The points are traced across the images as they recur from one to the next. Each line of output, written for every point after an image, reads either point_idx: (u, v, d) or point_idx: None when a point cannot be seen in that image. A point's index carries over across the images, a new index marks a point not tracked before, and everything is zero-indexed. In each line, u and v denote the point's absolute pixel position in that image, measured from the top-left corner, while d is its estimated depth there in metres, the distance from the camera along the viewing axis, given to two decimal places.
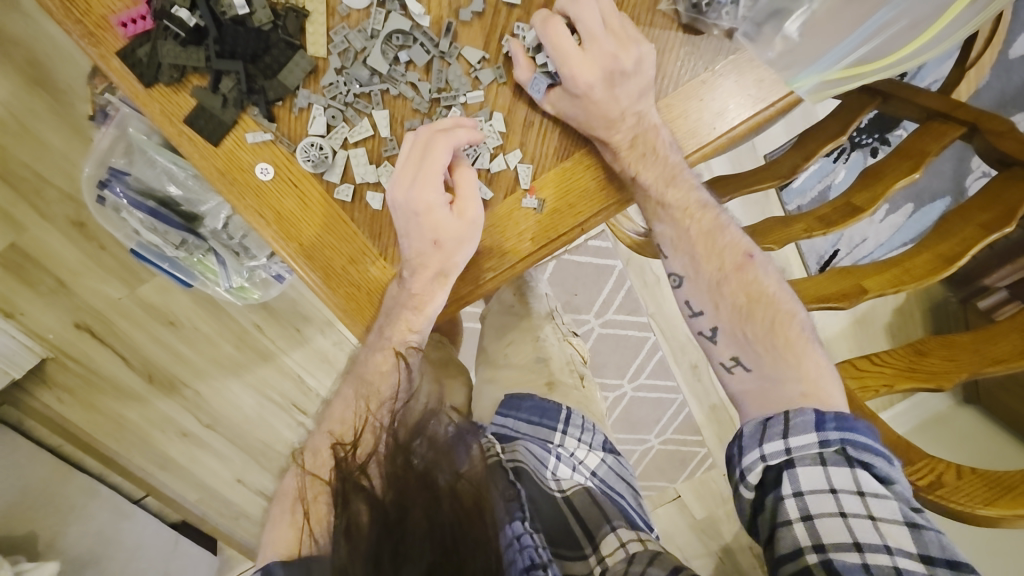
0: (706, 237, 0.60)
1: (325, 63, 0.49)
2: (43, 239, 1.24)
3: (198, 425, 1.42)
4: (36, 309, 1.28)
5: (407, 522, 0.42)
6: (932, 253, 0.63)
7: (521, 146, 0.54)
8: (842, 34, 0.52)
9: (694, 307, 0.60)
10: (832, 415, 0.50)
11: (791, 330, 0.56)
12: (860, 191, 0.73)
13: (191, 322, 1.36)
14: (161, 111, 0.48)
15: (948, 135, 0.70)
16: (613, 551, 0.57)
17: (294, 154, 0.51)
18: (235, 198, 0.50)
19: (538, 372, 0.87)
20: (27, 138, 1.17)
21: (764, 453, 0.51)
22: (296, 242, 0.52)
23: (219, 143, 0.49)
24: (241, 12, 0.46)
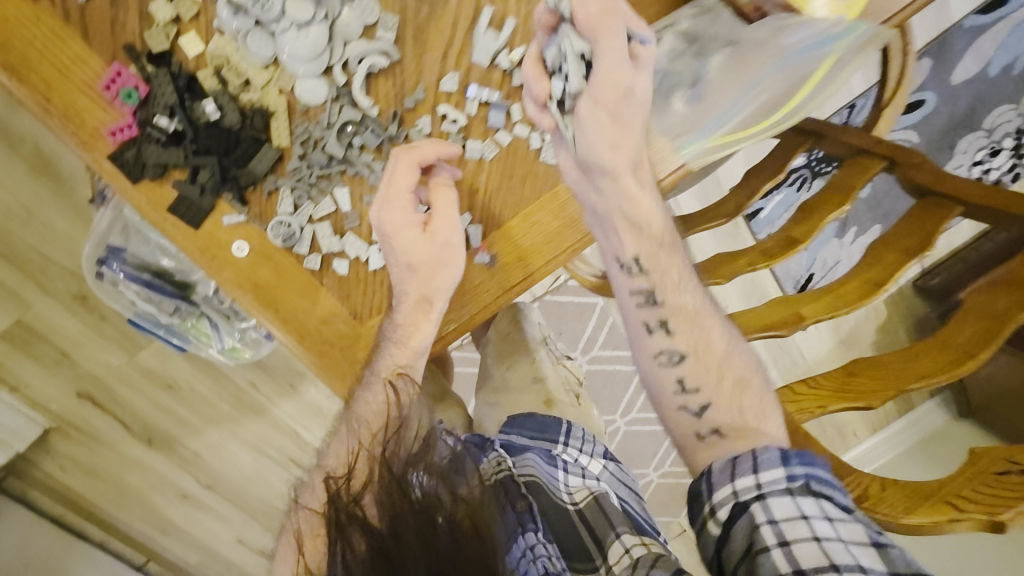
0: (692, 317, 0.59)
1: (289, 152, 0.55)
2: (46, 314, 1.30)
3: (198, 486, 1.45)
4: (40, 381, 1.34)
5: (402, 552, 0.46)
6: (862, 279, 0.69)
7: (471, 209, 0.59)
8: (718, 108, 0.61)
9: (675, 352, 0.58)
10: (794, 451, 0.52)
11: (760, 394, 0.57)
12: (797, 224, 0.79)
13: (189, 384, 1.41)
14: (147, 204, 0.53)
15: (871, 169, 0.76)
16: (619, 558, 0.61)
17: (265, 231, 0.57)
18: (215, 273, 0.56)
19: (535, 394, 0.88)
20: (31, 220, 1.24)
21: (735, 489, 0.51)
22: (272, 307, 0.58)
23: (199, 226, 0.55)
24: (213, 116, 0.53)
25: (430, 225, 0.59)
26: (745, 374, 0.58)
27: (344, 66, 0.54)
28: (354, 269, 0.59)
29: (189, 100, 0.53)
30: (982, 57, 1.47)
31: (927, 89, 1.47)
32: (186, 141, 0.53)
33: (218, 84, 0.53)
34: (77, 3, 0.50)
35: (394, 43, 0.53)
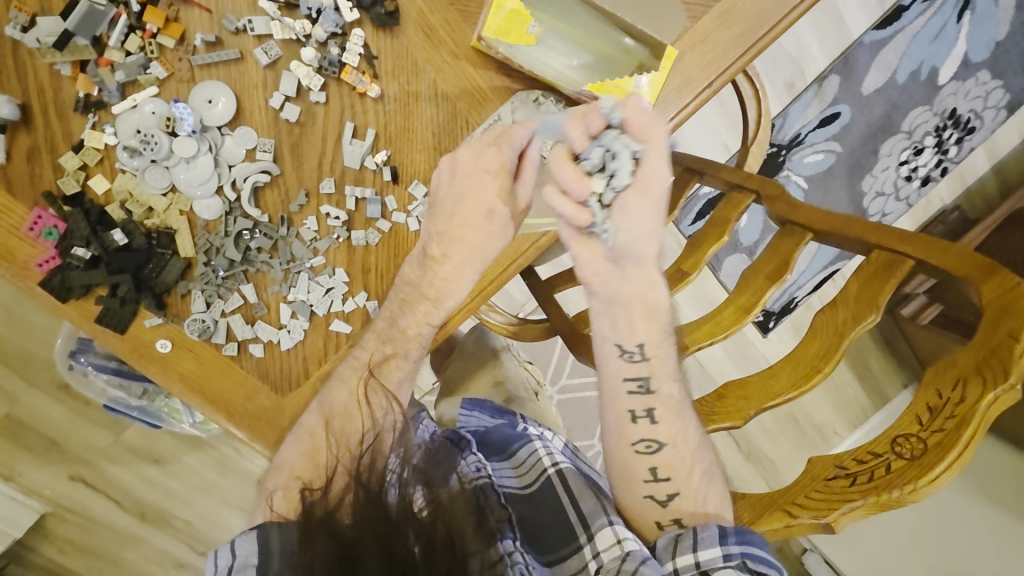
0: (674, 413, 0.64)
1: (195, 260, 0.64)
2: (34, 405, 1.39)
3: (193, 553, 1.50)
4: (33, 469, 1.41)
5: (360, 559, 0.49)
6: (734, 306, 0.76)
7: (365, 286, 0.67)
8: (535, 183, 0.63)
9: (658, 437, 0.64)
10: (734, 529, 0.59)
11: (716, 483, 0.65)
12: (687, 258, 0.87)
13: (175, 456, 1.48)
14: (77, 319, 0.62)
15: (742, 202, 0.84)
16: (611, 547, 0.64)
17: (184, 327, 0.65)
18: (145, 368, 0.64)
19: (495, 392, 1.00)
20: (14, 319, 1.34)
21: (676, 565, 0.60)
22: (199, 392, 0.65)
23: (125, 330, 0.63)
24: (122, 240, 0.63)
25: (331, 304, 0.66)
26: (696, 460, 0.64)
27: (233, 185, 0.64)
28: (268, 349, 0.67)
29: (101, 228, 0.62)
30: (887, 67, 1.56)
31: (841, 102, 1.56)
32: (103, 264, 0.62)
33: (125, 214, 0.63)
34: (1, 165, 0.60)
35: (273, 162, 0.63)
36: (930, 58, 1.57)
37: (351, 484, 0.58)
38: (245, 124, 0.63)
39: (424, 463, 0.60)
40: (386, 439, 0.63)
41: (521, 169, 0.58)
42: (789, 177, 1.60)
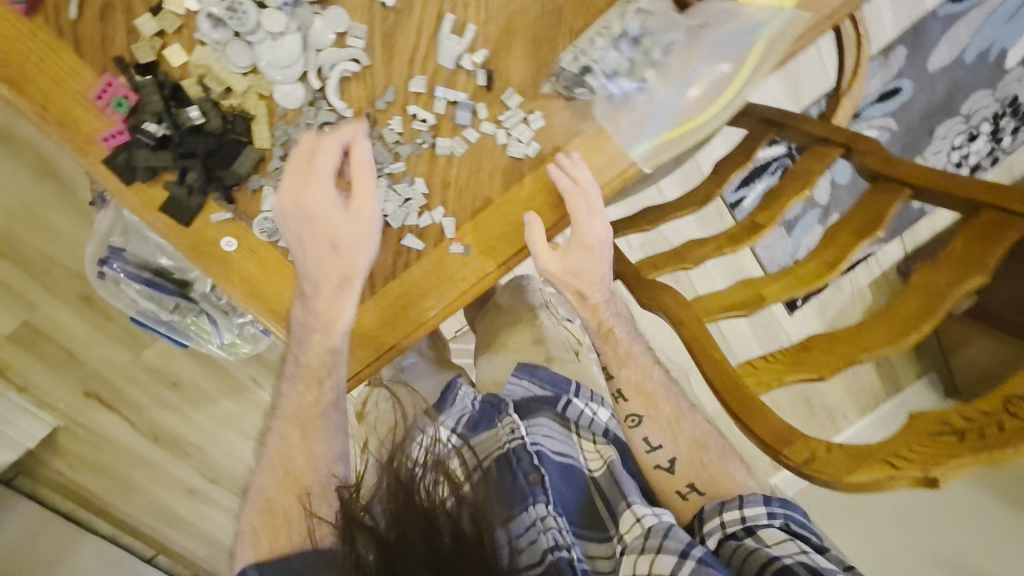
0: (656, 390, 0.78)
1: (269, 152, 0.61)
2: (54, 315, 1.35)
3: (203, 480, 1.50)
4: (50, 382, 1.39)
5: (407, 550, 0.58)
6: (817, 260, 0.72)
7: (443, 203, 0.64)
8: (659, 105, 0.63)
9: (654, 441, 0.76)
10: (779, 502, 0.69)
11: (729, 455, 0.76)
12: (762, 210, 0.82)
13: (193, 381, 1.46)
14: (140, 202, 0.60)
15: (830, 156, 0.80)
16: (631, 526, 0.70)
17: (251, 227, 0.62)
18: (204, 266, 0.61)
19: (536, 351, 0.99)
20: (36, 223, 1.29)
21: (723, 521, 0.69)
22: (259, 299, 0.63)
23: (188, 223, 0.60)
24: (199, 121, 0.60)
25: (407, 216, 0.64)
26: (705, 440, 0.76)
27: (318, 72, 0.62)
28: None
29: (173, 107, 0.59)
30: (956, 45, 1.50)
31: (904, 77, 1.50)
32: (171, 145, 0.60)
33: (202, 90, 0.60)
34: (71, 22, 0.58)
35: (363, 51, 0.62)
36: (1002, 39, 1.51)
37: (385, 478, 0.66)
38: (337, 6, 0.61)
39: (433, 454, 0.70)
40: (416, 444, 0.74)
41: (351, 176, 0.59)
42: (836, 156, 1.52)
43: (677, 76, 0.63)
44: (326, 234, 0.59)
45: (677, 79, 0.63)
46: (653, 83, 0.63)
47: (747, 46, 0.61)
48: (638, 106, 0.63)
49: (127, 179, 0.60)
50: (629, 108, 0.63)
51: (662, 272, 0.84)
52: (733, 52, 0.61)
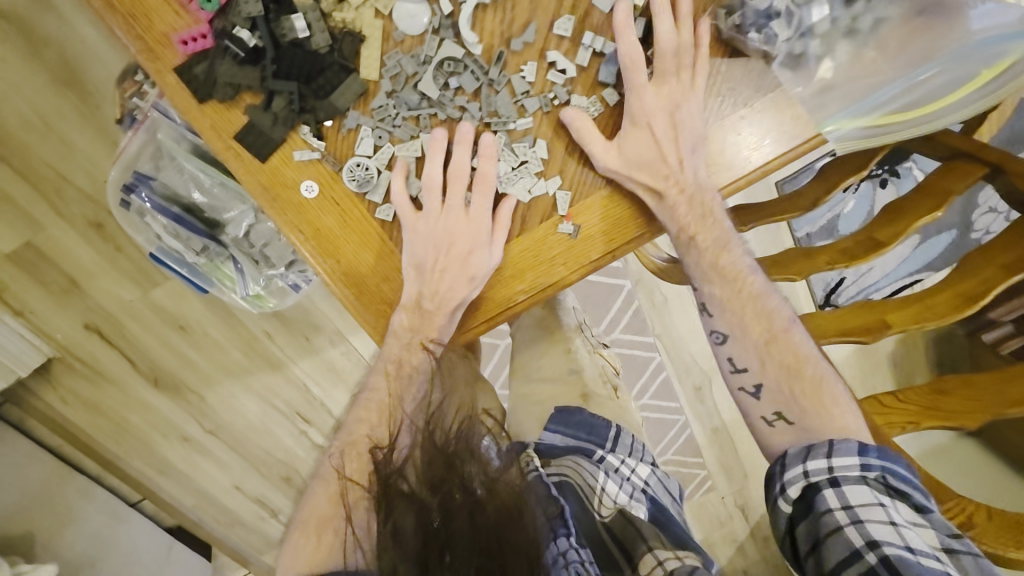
0: (750, 302, 0.66)
1: (376, 86, 0.62)
2: (60, 238, 1.23)
3: (200, 430, 1.41)
4: (47, 309, 1.27)
5: (452, 527, 0.54)
6: (953, 290, 0.65)
7: (560, 173, 0.63)
8: (878, 86, 0.63)
9: (739, 364, 0.66)
10: (876, 448, 0.57)
11: (834, 387, 0.62)
12: (883, 227, 0.76)
13: (201, 326, 1.35)
14: (220, 125, 0.61)
15: (971, 175, 0.71)
16: (653, 569, 0.70)
17: (336, 173, 0.63)
18: (280, 210, 0.62)
19: (573, 385, 1.03)
20: (51, 135, 1.17)
21: (807, 471, 0.59)
22: (333, 257, 0.62)
23: (266, 160, 0.62)
24: (302, 35, 0.61)
25: (515, 177, 0.63)
26: (808, 364, 0.63)
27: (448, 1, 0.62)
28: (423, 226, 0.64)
29: (274, 19, 0.60)
30: None
31: None
32: (269, 60, 0.61)
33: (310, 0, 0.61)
34: None
35: None
36: None
37: (423, 440, 0.62)
38: None
39: (472, 427, 0.65)
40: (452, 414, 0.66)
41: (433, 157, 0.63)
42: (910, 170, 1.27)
43: (912, 59, 0.62)
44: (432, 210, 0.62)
45: (906, 62, 0.62)
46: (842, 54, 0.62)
47: (992, 58, 0.61)
48: (853, 83, 0.62)
49: (205, 97, 0.61)
50: (841, 81, 0.62)
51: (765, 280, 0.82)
52: (985, 57, 0.61)
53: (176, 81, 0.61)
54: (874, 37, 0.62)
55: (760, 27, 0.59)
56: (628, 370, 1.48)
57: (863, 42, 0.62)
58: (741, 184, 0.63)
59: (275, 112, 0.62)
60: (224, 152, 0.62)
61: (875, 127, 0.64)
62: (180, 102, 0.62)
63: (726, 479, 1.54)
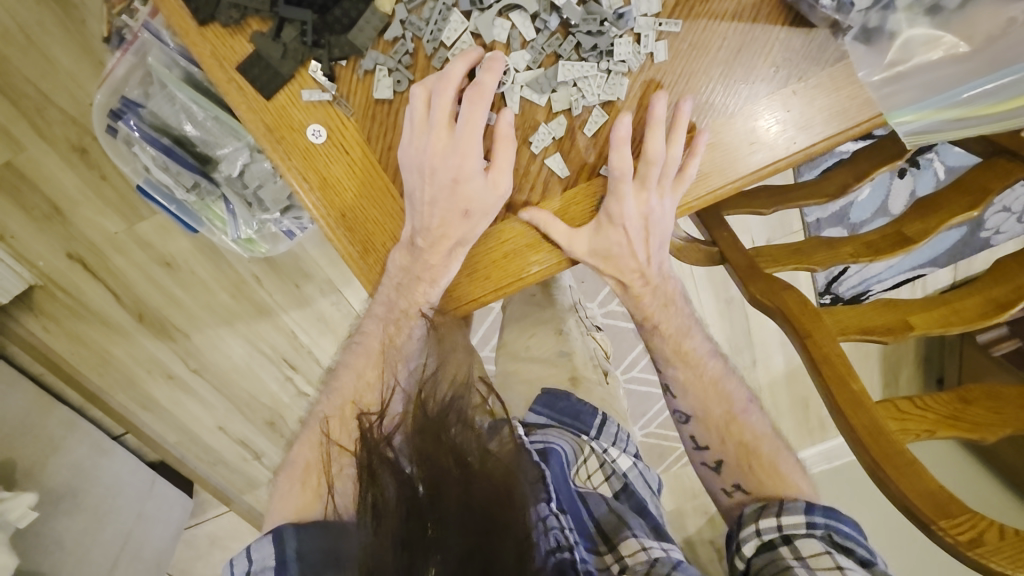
0: (710, 384, 0.69)
1: (393, 17, 0.57)
2: (40, 160, 1.16)
3: (185, 369, 1.38)
4: (28, 234, 1.21)
5: (440, 505, 0.51)
6: (983, 296, 0.65)
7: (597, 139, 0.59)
8: (957, 79, 0.54)
9: (696, 438, 0.70)
10: (822, 507, 0.61)
11: (783, 460, 0.67)
12: (913, 221, 0.72)
13: (189, 266, 1.29)
14: (222, 54, 0.57)
15: (1013, 175, 0.68)
16: (636, 553, 0.69)
17: (345, 117, 0.58)
18: (284, 152, 0.58)
19: (563, 366, 1.02)
20: (32, 49, 1.08)
21: (759, 528, 0.62)
22: (339, 210, 0.59)
23: (271, 97, 0.58)
24: None
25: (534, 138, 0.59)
26: (765, 449, 0.67)
27: None
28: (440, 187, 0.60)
29: None
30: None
31: None
32: None
33: None
34: None
35: None
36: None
37: (415, 408, 0.59)
38: None
39: (466, 395, 0.61)
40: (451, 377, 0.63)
41: (417, 120, 0.56)
42: (931, 162, 1.16)
43: (1006, 55, 0.53)
44: (430, 178, 0.57)
45: (994, 56, 0.53)
46: (908, 36, 0.54)
47: None
48: (934, 71, 0.55)
49: (203, 17, 0.57)
50: (922, 66, 0.55)
51: (782, 268, 0.79)
52: None
53: None
54: (959, 19, 0.53)
55: None
56: (620, 342, 1.47)
57: (945, 21, 0.53)
58: (778, 166, 0.57)
59: (286, 42, 0.57)
60: (219, 85, 0.58)
61: (942, 125, 0.56)
62: (176, 23, 0.57)
63: None
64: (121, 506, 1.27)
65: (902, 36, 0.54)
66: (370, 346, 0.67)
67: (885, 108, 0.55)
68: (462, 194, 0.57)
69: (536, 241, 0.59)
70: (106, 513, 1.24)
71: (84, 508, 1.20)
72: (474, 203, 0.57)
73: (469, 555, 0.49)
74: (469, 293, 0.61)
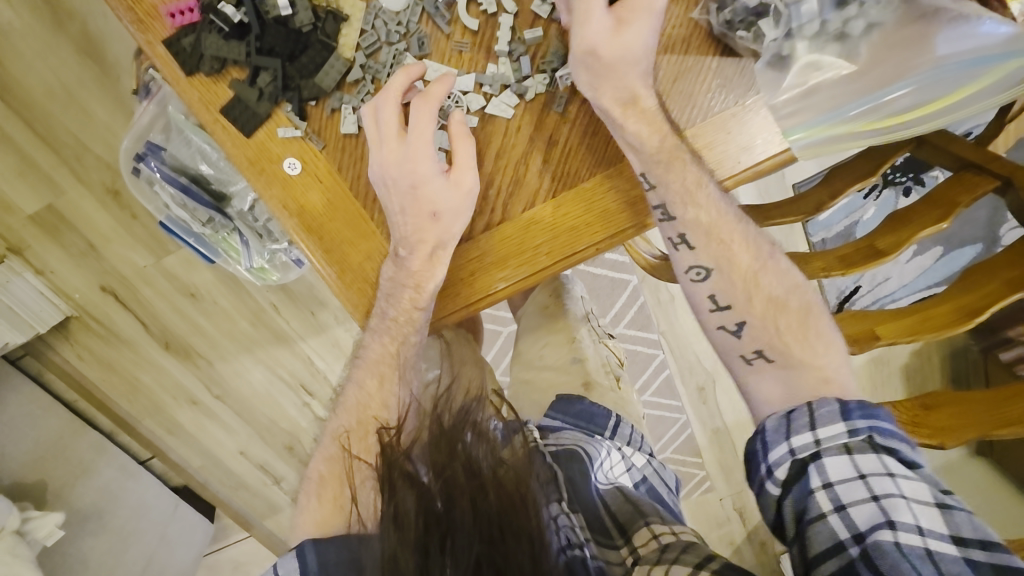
0: (727, 229, 0.62)
1: (353, 62, 0.64)
2: (79, 203, 1.27)
3: (208, 395, 1.44)
4: (65, 269, 1.31)
5: (454, 515, 0.54)
6: (954, 304, 0.64)
7: (547, 157, 0.63)
8: (847, 98, 0.59)
9: (721, 300, 0.62)
10: (857, 403, 0.54)
11: (815, 317, 0.60)
12: (886, 235, 0.73)
13: (211, 296, 1.37)
14: (204, 98, 0.64)
15: (979, 187, 0.70)
16: (647, 542, 0.69)
17: (316, 150, 0.64)
18: (264, 183, 0.64)
19: (576, 373, 1.04)
20: (73, 105, 1.20)
21: (793, 447, 0.54)
22: (316, 233, 0.64)
23: (251, 135, 0.64)
24: (284, 13, 0.63)
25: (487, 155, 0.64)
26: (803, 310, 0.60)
27: None
28: None
29: None
30: None
31: None
32: (251, 36, 0.63)
33: None
34: None
35: None
36: None
37: (430, 425, 0.64)
38: None
39: (477, 409, 0.66)
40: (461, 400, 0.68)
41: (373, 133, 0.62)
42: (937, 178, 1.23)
43: (885, 77, 0.58)
44: (398, 189, 0.62)
45: (881, 76, 0.58)
46: (804, 56, 0.59)
47: (944, 91, 0.57)
48: (826, 90, 0.59)
49: (188, 67, 0.64)
50: (816, 85, 0.59)
51: None
52: (950, 80, 0.57)
53: (163, 51, 0.64)
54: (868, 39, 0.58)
55: (749, 25, 0.58)
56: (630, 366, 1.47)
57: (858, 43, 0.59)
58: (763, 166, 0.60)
59: (261, 87, 0.64)
60: (206, 128, 0.65)
61: (833, 141, 0.60)
62: (166, 73, 0.64)
63: (725, 480, 1.53)
64: (145, 526, 1.32)
65: (801, 57, 0.59)
66: (367, 354, 0.70)
67: (782, 125, 0.59)
68: (426, 198, 0.62)
69: (500, 255, 0.63)
70: (130, 533, 1.29)
71: (109, 529, 1.26)
72: (442, 212, 0.62)
73: (481, 562, 0.51)
74: (443, 308, 0.66)
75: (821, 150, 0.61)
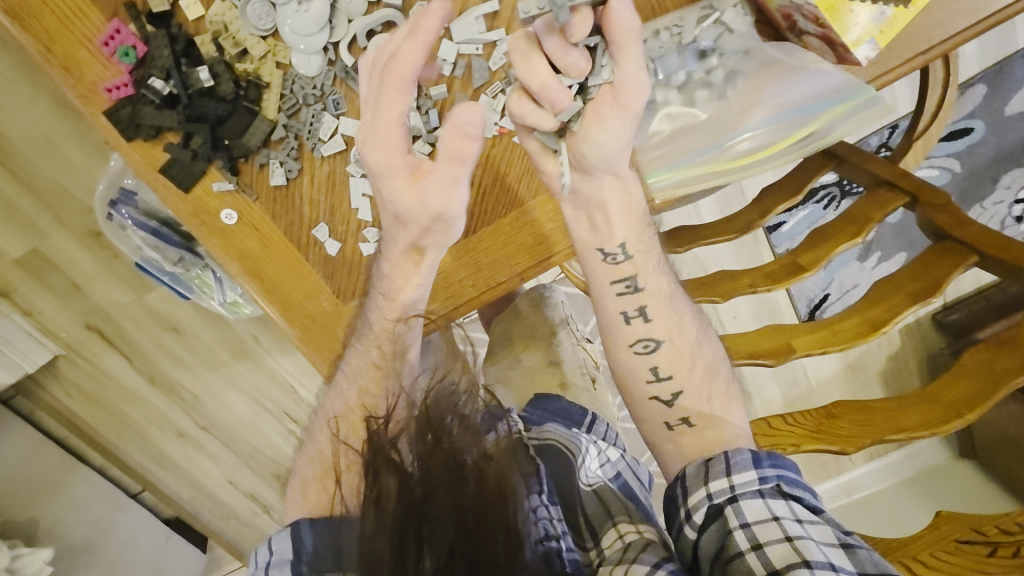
0: (664, 302, 0.69)
1: (277, 122, 0.71)
2: (62, 246, 1.32)
3: (193, 426, 1.48)
4: (52, 310, 1.36)
5: (433, 504, 0.52)
6: (861, 317, 0.69)
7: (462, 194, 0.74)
8: (699, 143, 0.76)
9: (660, 372, 0.68)
10: (768, 455, 0.60)
11: (731, 387, 0.68)
12: (808, 251, 0.77)
13: (192, 329, 1.42)
14: (144, 161, 0.70)
15: (888, 204, 0.77)
16: (613, 541, 0.66)
17: (250, 203, 0.72)
18: (205, 233, 0.71)
19: (551, 374, 1.07)
20: (52, 153, 1.26)
21: (710, 492, 0.59)
22: (258, 276, 0.72)
23: (188, 191, 0.70)
24: (208, 84, 0.69)
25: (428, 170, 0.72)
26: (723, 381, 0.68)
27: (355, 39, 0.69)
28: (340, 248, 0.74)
29: (184, 67, 0.68)
30: None
31: (977, 118, 1.32)
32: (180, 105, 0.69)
33: (215, 51, 0.68)
34: None
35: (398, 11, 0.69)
36: None
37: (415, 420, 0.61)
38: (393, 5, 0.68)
39: (461, 397, 0.63)
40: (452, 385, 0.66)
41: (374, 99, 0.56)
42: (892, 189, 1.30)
43: (726, 128, 0.75)
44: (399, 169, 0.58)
45: (725, 126, 0.75)
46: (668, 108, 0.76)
47: (776, 137, 0.75)
48: (682, 137, 0.76)
49: (127, 135, 0.69)
50: (674, 134, 0.77)
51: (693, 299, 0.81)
52: (781, 126, 0.74)
53: (105, 120, 0.69)
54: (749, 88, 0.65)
55: None
56: None
57: None
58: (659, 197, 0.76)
59: (194, 149, 0.70)
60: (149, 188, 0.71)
61: (693, 176, 0.76)
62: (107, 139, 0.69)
63: None
64: (136, 560, 1.35)
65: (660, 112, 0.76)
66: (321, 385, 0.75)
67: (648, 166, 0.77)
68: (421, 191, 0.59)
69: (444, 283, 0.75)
70: (121, 568, 1.32)
71: (100, 564, 1.29)
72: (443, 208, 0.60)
73: (454, 551, 0.49)
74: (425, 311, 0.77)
75: (681, 186, 0.77)
